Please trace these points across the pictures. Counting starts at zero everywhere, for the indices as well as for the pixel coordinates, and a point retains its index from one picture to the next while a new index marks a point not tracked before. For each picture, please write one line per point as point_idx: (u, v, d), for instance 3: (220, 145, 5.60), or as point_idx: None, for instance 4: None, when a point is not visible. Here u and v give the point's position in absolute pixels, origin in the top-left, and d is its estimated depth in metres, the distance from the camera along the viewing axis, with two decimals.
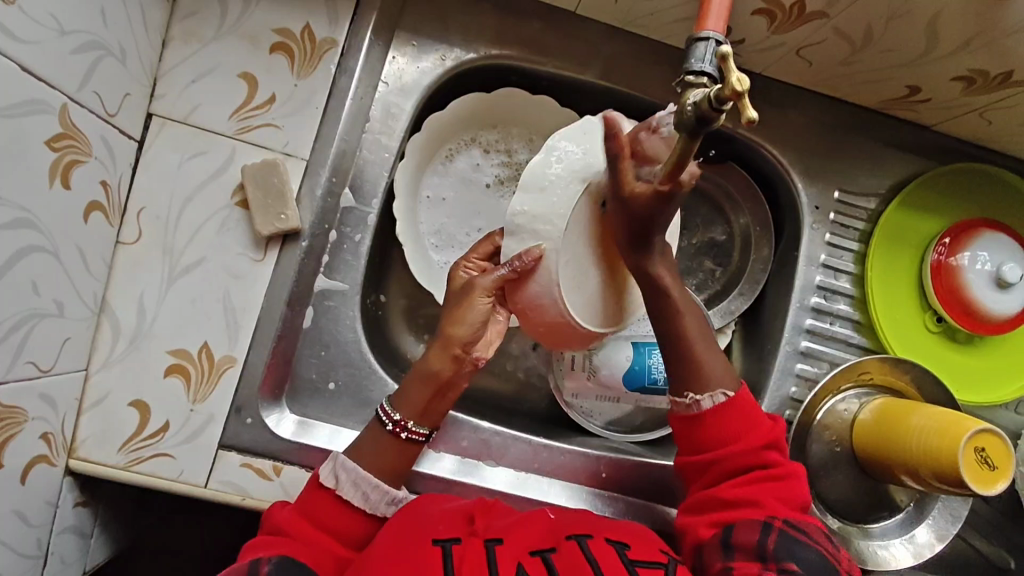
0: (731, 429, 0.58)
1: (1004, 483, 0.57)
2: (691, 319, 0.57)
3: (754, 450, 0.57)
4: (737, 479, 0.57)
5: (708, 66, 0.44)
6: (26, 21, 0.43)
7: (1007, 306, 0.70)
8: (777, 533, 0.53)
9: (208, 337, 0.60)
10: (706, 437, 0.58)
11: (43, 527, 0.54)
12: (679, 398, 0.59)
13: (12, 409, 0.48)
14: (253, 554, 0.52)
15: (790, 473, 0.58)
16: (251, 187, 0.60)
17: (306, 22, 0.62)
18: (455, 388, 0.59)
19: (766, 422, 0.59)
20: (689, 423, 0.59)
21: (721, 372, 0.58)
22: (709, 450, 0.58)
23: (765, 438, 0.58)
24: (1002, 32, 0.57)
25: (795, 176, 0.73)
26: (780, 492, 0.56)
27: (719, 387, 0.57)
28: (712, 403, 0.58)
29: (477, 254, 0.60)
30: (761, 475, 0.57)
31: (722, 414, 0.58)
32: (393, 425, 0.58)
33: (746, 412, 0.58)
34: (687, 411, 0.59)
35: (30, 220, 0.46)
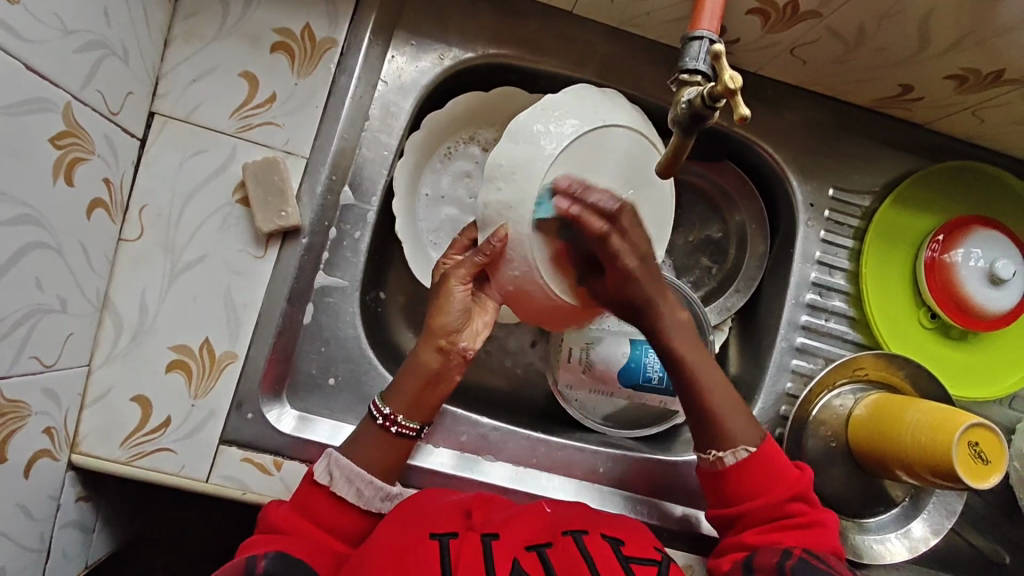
0: (758, 484, 0.60)
1: (997, 478, 0.58)
2: (695, 357, 0.61)
3: (782, 501, 0.60)
4: (765, 527, 0.59)
5: (702, 65, 0.45)
6: (30, 20, 0.44)
7: (1000, 302, 0.71)
8: (797, 558, 0.53)
9: (209, 333, 0.61)
10: (734, 489, 0.61)
11: (45, 521, 0.55)
12: (703, 454, 0.62)
13: (15, 403, 0.49)
14: (250, 551, 0.52)
15: (815, 521, 0.60)
16: (253, 184, 0.61)
17: (306, 22, 0.63)
18: (448, 380, 0.60)
19: (793, 474, 0.61)
20: (714, 478, 0.62)
21: (740, 426, 0.61)
22: (734, 501, 0.61)
23: (791, 490, 0.60)
24: (993, 31, 0.58)
25: (791, 174, 0.74)
26: (806, 539, 0.58)
27: (739, 442, 0.61)
28: (735, 458, 0.61)
29: (454, 250, 0.61)
30: (787, 523, 0.59)
31: (746, 470, 0.61)
32: (382, 419, 0.59)
33: (769, 466, 0.61)
34: (710, 467, 0.62)
35: (33, 216, 0.47)
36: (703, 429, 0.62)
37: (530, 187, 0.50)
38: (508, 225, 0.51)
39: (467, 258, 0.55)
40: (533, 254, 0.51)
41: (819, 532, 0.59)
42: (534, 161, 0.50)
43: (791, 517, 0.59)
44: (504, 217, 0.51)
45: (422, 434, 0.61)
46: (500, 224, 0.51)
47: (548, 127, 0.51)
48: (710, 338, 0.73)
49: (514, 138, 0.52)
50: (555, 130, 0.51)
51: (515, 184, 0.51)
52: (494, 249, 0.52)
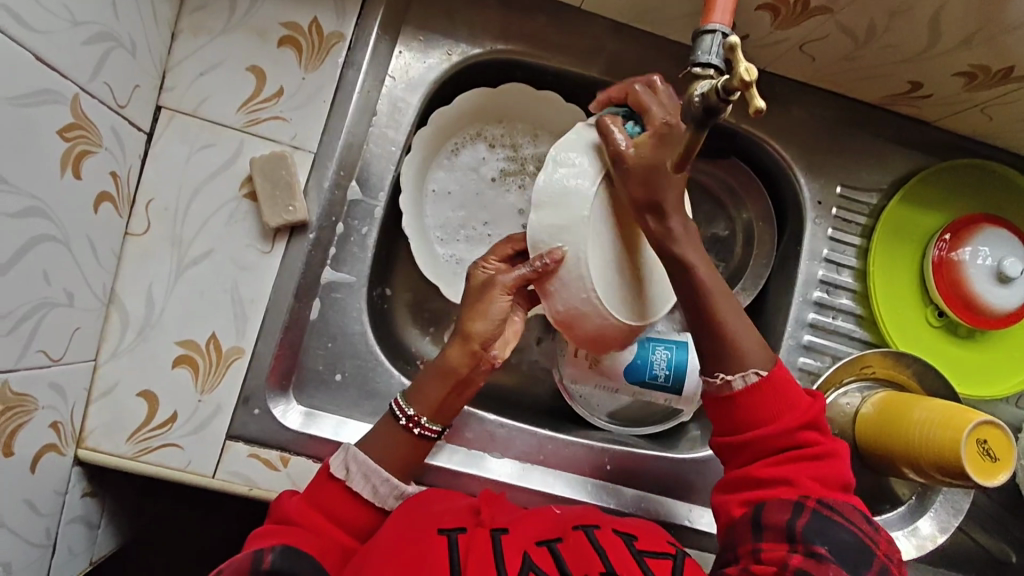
0: (767, 411, 0.56)
1: (1006, 475, 0.57)
2: (720, 296, 0.55)
3: (792, 431, 0.55)
4: (772, 457, 0.56)
5: (715, 59, 0.45)
6: (40, 11, 0.44)
7: (1008, 300, 0.70)
8: (810, 513, 0.52)
9: (216, 328, 0.61)
10: (742, 416, 0.56)
11: (51, 516, 0.54)
12: (710, 377, 0.57)
13: (22, 397, 0.48)
14: (256, 545, 0.52)
15: (828, 452, 0.56)
16: (260, 179, 0.61)
17: (313, 16, 0.63)
18: (473, 384, 0.60)
19: (803, 401, 0.57)
20: (723, 403, 0.57)
21: (752, 346, 0.56)
22: (742, 428, 0.56)
23: (802, 419, 0.56)
24: (1002, 28, 0.57)
25: (798, 171, 0.74)
26: (816, 472, 0.55)
27: (750, 365, 0.55)
28: (744, 382, 0.56)
29: (496, 255, 0.59)
30: (799, 453, 0.55)
31: (756, 394, 0.56)
32: (405, 419, 0.58)
33: (781, 391, 0.56)
34: (718, 390, 0.57)
35: (41, 208, 0.47)
36: (714, 353, 0.56)
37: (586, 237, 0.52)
38: (566, 248, 0.52)
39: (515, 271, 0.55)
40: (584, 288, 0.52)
41: (833, 463, 0.56)
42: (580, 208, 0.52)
43: (801, 448, 0.55)
44: (560, 240, 0.52)
45: (442, 436, 0.61)
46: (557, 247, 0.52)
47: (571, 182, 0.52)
48: None
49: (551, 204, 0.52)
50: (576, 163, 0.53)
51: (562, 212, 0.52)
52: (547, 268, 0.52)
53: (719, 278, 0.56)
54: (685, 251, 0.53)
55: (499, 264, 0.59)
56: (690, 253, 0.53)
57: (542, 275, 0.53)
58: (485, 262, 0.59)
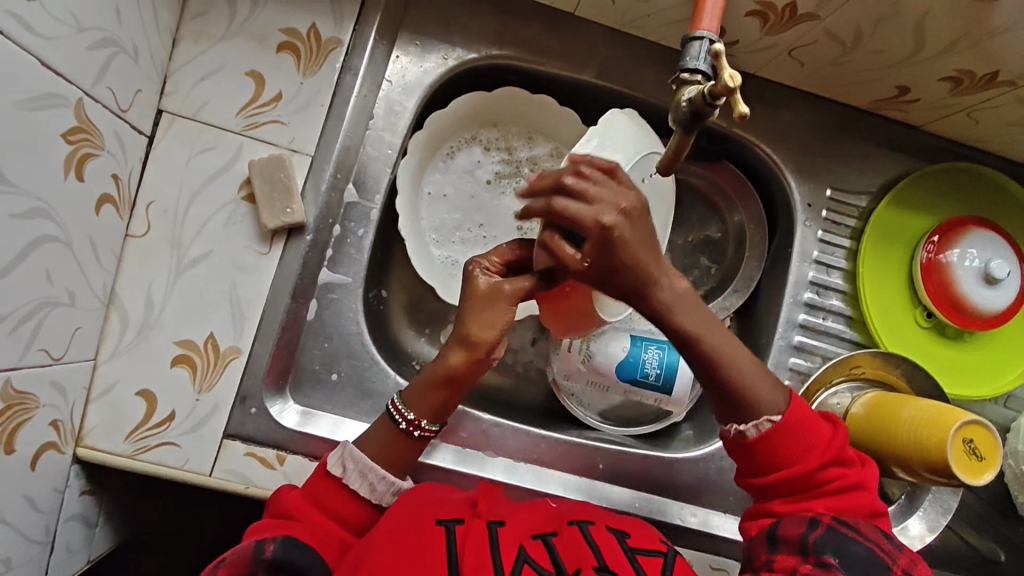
0: (783, 452, 0.57)
1: (991, 474, 0.58)
2: (718, 339, 0.56)
3: (816, 469, 0.56)
4: (797, 495, 0.56)
5: (703, 64, 0.46)
6: (44, 17, 0.45)
7: (996, 301, 0.71)
8: (823, 528, 0.52)
9: (214, 328, 0.62)
10: (763, 459, 0.57)
11: (51, 513, 0.55)
12: (727, 425, 0.59)
13: (24, 395, 0.49)
14: (258, 535, 0.53)
15: (854, 484, 0.56)
16: (259, 182, 0.62)
17: (312, 22, 0.64)
18: (468, 384, 0.59)
19: (826, 435, 0.57)
20: (741, 448, 0.58)
21: (767, 392, 0.57)
22: (764, 472, 0.57)
23: (826, 455, 0.56)
24: (987, 33, 0.59)
25: (788, 174, 0.75)
26: (839, 504, 0.55)
27: (763, 413, 0.57)
28: (758, 430, 0.57)
29: (494, 254, 0.59)
30: (823, 489, 0.56)
31: (769, 441, 0.56)
32: (405, 423, 0.59)
33: (795, 431, 0.57)
34: (735, 440, 0.58)
35: (45, 210, 0.48)
36: (730, 404, 0.58)
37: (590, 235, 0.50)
38: (588, 262, 0.50)
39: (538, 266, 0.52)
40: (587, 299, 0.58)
41: (860, 494, 0.56)
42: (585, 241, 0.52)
43: (825, 484, 0.56)
44: (582, 249, 0.50)
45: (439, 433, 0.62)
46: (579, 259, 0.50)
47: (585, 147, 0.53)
48: None
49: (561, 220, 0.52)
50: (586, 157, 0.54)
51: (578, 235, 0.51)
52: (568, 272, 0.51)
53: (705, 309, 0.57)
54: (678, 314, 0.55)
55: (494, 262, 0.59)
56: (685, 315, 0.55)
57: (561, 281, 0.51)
58: (479, 261, 0.59)
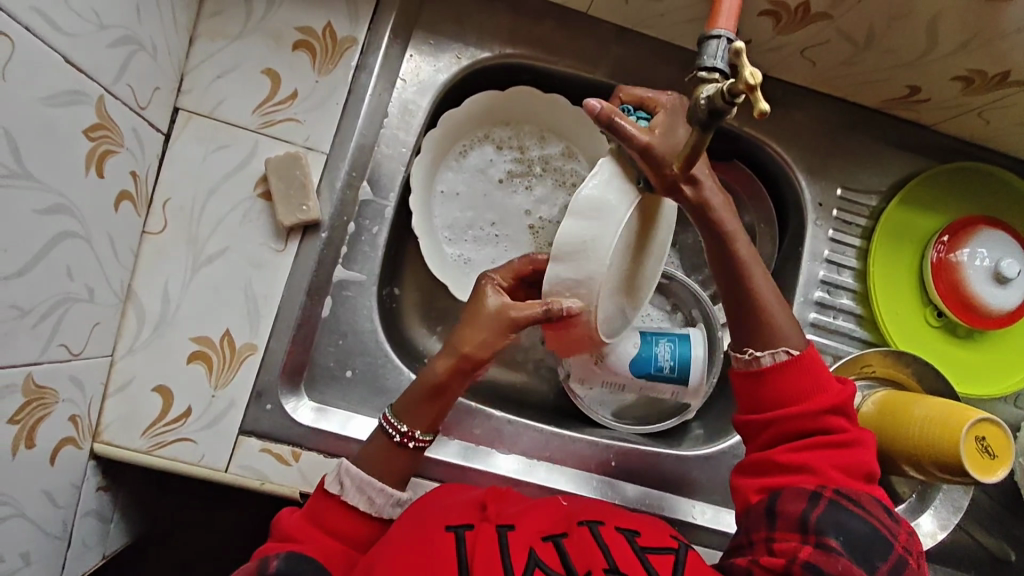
0: (794, 389, 0.57)
1: (1004, 470, 0.59)
2: (757, 270, 0.57)
3: (818, 412, 0.56)
4: (797, 442, 0.56)
5: (720, 62, 0.47)
6: (68, 14, 0.45)
7: (1006, 301, 0.72)
8: (825, 503, 0.52)
9: (230, 325, 0.62)
10: (767, 395, 0.58)
11: (68, 508, 0.55)
12: (740, 353, 0.59)
13: (44, 390, 0.50)
14: (263, 555, 0.53)
15: (852, 438, 0.56)
16: (275, 179, 0.62)
17: (327, 21, 0.65)
18: (453, 394, 0.60)
19: (833, 384, 0.57)
20: (750, 380, 0.58)
21: (785, 322, 0.58)
22: (767, 408, 0.57)
23: (831, 400, 0.56)
24: (999, 33, 0.59)
25: (799, 173, 0.75)
26: (839, 457, 0.55)
27: (782, 343, 0.57)
28: (773, 360, 0.57)
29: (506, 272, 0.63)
30: (824, 438, 0.56)
31: (782, 372, 0.57)
32: (399, 436, 0.59)
33: (808, 371, 0.57)
34: (747, 367, 0.58)
35: (67, 206, 0.48)
36: (747, 328, 0.58)
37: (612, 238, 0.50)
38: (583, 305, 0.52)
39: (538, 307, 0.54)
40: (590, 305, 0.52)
41: (857, 449, 0.56)
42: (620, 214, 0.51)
43: (825, 431, 0.56)
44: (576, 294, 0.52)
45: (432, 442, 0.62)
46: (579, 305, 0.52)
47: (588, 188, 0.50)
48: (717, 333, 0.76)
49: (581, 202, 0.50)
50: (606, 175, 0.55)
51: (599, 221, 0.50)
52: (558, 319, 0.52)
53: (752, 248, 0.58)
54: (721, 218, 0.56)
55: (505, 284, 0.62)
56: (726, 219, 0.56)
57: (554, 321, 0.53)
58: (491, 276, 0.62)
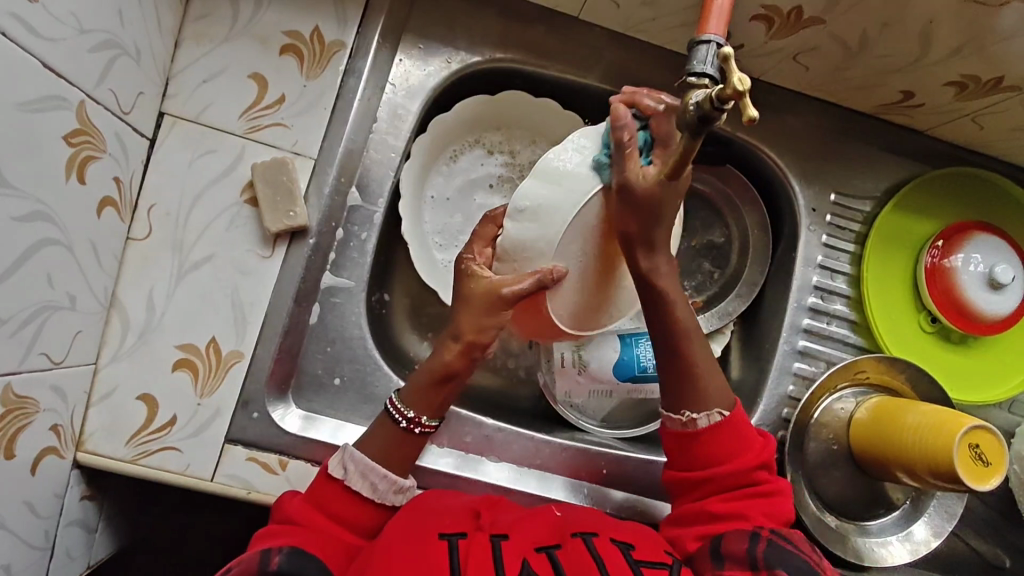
0: (726, 447, 0.59)
1: (998, 479, 0.58)
2: (695, 335, 0.58)
3: (746, 469, 0.58)
4: (724, 495, 0.58)
5: (710, 68, 0.46)
6: (47, 18, 0.44)
7: (1001, 306, 0.71)
8: (766, 542, 0.53)
9: (216, 332, 0.61)
10: (699, 453, 0.59)
11: (50, 519, 0.55)
12: (675, 416, 0.60)
13: (24, 400, 0.49)
14: (262, 544, 0.52)
15: (777, 489, 0.59)
16: (262, 185, 0.61)
17: (315, 25, 0.64)
18: (457, 381, 0.59)
19: (757, 440, 0.60)
20: (682, 441, 0.60)
21: (714, 389, 0.59)
22: (698, 466, 0.59)
23: (756, 457, 0.59)
24: (993, 38, 0.58)
25: (792, 179, 0.75)
26: (767, 507, 0.57)
27: (715, 404, 0.59)
28: (708, 421, 0.59)
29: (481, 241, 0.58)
30: (750, 491, 0.58)
31: (716, 433, 0.59)
32: (406, 422, 0.58)
33: (738, 429, 0.59)
34: (681, 428, 0.59)
35: (46, 213, 0.47)
36: (681, 393, 0.59)
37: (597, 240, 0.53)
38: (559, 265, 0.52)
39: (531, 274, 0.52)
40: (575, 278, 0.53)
41: (782, 501, 0.59)
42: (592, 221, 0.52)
43: (751, 486, 0.58)
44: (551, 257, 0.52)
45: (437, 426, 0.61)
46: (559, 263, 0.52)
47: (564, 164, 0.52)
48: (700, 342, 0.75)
49: (542, 177, 0.52)
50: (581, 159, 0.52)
51: (539, 222, 0.52)
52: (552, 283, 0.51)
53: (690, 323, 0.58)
54: (663, 284, 0.54)
55: (487, 253, 0.58)
56: (669, 287, 0.55)
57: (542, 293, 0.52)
58: (470, 255, 0.57)
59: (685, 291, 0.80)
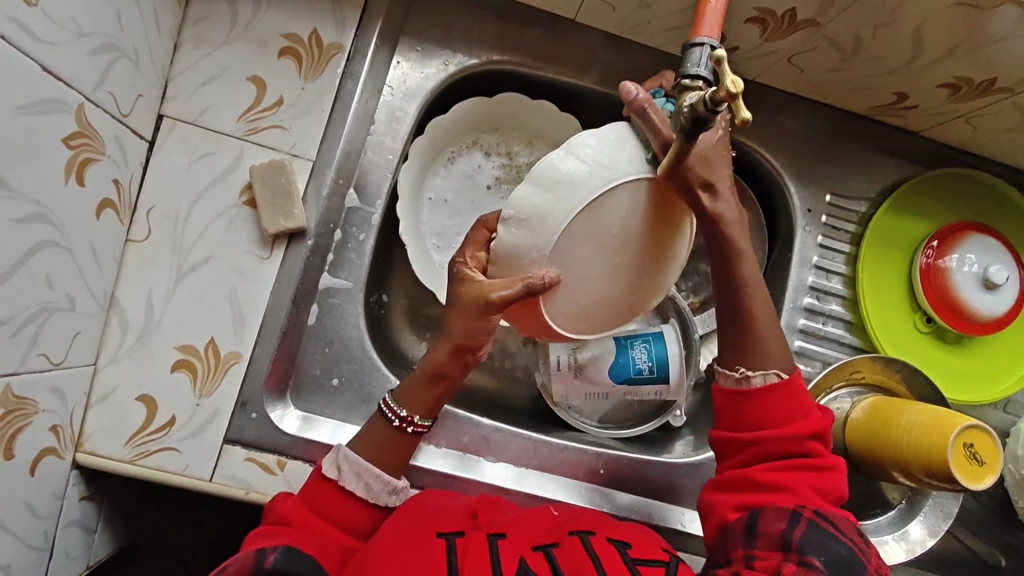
0: (780, 411, 0.56)
1: (993, 478, 0.58)
2: (754, 286, 0.56)
3: (798, 436, 0.56)
4: (777, 462, 0.55)
5: (703, 70, 0.46)
6: (46, 22, 0.45)
7: (995, 306, 0.72)
8: (805, 523, 0.51)
9: (215, 333, 0.62)
10: (750, 414, 0.57)
11: (49, 519, 0.55)
12: (729, 371, 0.58)
13: (23, 400, 0.49)
14: (255, 545, 0.52)
15: (829, 465, 0.56)
16: (260, 187, 0.62)
17: (313, 28, 0.64)
18: (452, 381, 0.60)
19: (812, 410, 0.57)
20: (734, 400, 0.58)
21: (776, 349, 0.57)
22: (749, 426, 0.57)
23: (812, 426, 0.56)
24: (985, 41, 0.59)
25: (788, 180, 0.76)
26: (819, 481, 0.55)
27: (772, 365, 0.56)
28: (763, 381, 0.57)
29: (474, 243, 0.55)
30: (802, 463, 0.55)
31: (771, 395, 0.56)
32: (399, 421, 0.59)
33: (796, 395, 0.57)
34: (733, 385, 0.58)
35: (45, 215, 0.48)
36: (739, 346, 0.57)
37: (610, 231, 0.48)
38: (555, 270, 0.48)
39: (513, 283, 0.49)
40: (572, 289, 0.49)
41: (831, 476, 0.56)
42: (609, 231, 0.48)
43: (808, 456, 0.56)
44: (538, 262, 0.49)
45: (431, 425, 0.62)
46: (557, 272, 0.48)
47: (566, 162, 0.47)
48: (694, 344, 0.76)
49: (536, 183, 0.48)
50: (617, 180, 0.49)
51: (530, 229, 0.48)
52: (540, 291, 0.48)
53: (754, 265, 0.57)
54: (724, 230, 0.53)
55: (480, 256, 0.55)
56: (735, 232, 0.54)
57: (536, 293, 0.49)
58: (461, 260, 0.55)
59: (682, 292, 0.81)
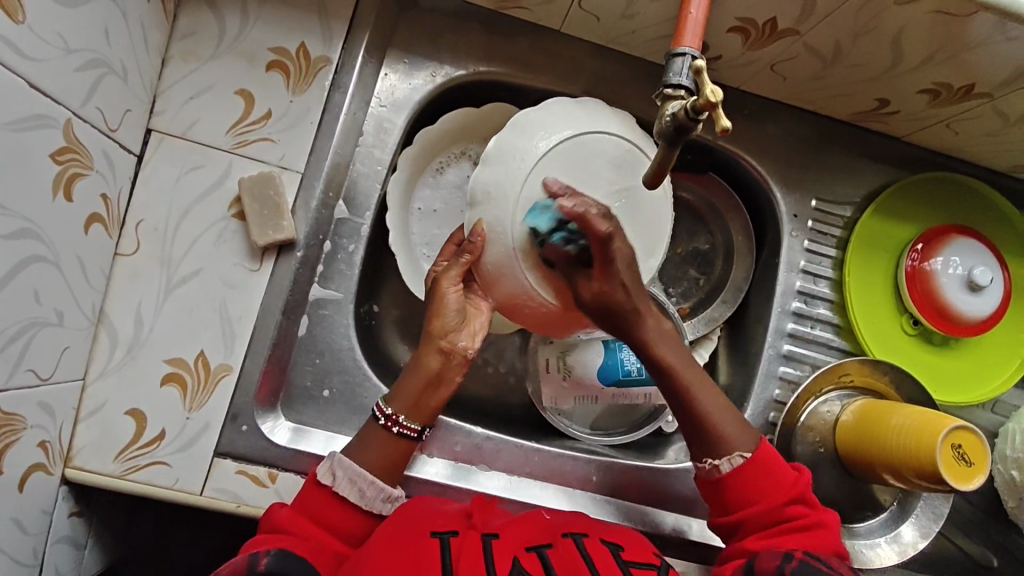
0: (755, 489, 0.60)
1: (981, 479, 0.59)
2: (693, 378, 0.61)
3: (780, 506, 0.59)
4: (767, 532, 0.59)
5: (685, 79, 0.48)
6: (34, 39, 0.45)
7: (979, 308, 0.73)
8: (798, 561, 0.53)
9: (205, 346, 0.62)
10: (729, 497, 0.61)
11: (39, 536, 0.55)
12: (701, 463, 0.62)
13: (12, 416, 0.49)
14: (253, 550, 0.52)
15: (818, 522, 0.59)
16: (249, 200, 0.62)
17: (300, 41, 0.65)
18: (449, 381, 0.61)
19: (790, 475, 0.61)
20: (713, 486, 0.61)
21: (732, 431, 0.61)
22: (734, 507, 0.60)
23: (790, 492, 0.60)
24: (963, 47, 0.59)
25: (773, 186, 0.76)
26: (808, 540, 0.58)
27: (734, 447, 0.60)
28: (731, 465, 0.60)
29: (444, 256, 0.62)
30: (791, 527, 0.58)
31: (744, 476, 0.60)
32: (385, 419, 0.59)
33: (768, 467, 0.60)
34: (708, 474, 0.61)
35: (33, 230, 0.48)
36: (701, 440, 0.61)
37: (510, 204, 0.54)
38: (483, 219, 0.55)
39: (455, 260, 0.58)
40: (509, 241, 0.54)
41: (824, 532, 0.59)
42: (506, 207, 0.54)
43: (791, 520, 0.59)
44: (479, 214, 0.55)
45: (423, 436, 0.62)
46: (478, 221, 0.55)
47: (533, 141, 0.55)
48: None
49: (492, 161, 0.55)
50: (543, 144, 0.54)
51: (495, 202, 0.54)
52: (475, 245, 0.55)
53: (696, 365, 0.62)
54: (661, 344, 0.59)
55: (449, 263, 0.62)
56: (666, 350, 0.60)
57: (475, 255, 0.56)
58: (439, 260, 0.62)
59: (672, 298, 0.81)
